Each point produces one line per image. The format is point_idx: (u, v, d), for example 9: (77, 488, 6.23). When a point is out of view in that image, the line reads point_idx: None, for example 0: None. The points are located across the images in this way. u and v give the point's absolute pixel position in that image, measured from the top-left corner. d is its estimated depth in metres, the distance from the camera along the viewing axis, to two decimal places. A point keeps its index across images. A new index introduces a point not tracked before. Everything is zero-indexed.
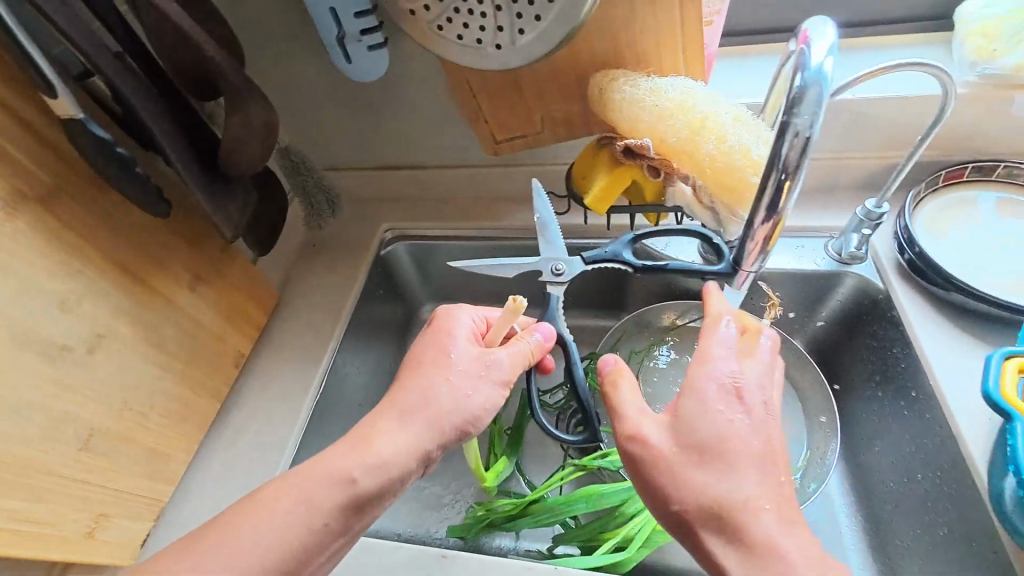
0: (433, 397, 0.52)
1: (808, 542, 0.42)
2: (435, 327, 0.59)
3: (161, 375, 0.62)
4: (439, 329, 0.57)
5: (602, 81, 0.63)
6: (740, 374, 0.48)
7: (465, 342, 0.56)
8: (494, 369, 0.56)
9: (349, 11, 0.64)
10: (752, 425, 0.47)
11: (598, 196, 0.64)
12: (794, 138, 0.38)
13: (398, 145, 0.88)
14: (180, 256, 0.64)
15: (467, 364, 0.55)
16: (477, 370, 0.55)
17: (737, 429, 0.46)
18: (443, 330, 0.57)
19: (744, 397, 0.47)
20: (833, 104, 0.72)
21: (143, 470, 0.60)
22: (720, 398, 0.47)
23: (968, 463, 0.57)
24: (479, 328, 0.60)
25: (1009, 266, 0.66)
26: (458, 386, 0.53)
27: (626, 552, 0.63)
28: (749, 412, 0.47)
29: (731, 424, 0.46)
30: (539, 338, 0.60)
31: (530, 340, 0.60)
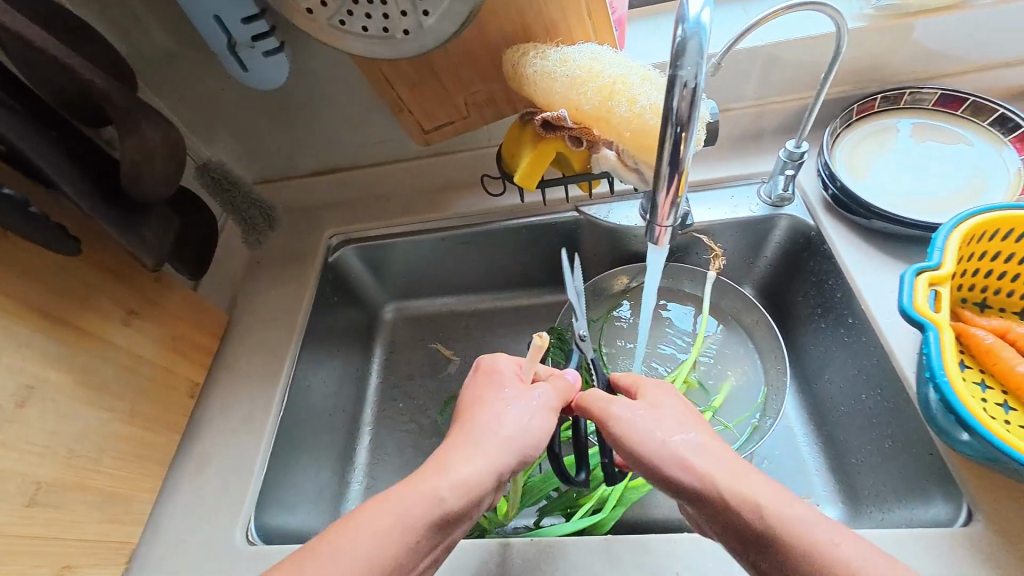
0: (480, 451, 0.43)
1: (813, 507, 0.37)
2: (480, 374, 0.51)
3: (107, 417, 0.60)
4: (482, 369, 0.51)
5: (514, 57, 0.63)
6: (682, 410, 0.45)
7: (511, 380, 0.49)
8: (535, 400, 0.47)
9: (236, 17, 0.63)
10: (702, 442, 0.42)
11: (526, 173, 0.65)
12: (682, 90, 0.39)
13: (329, 146, 0.86)
14: (108, 291, 0.62)
15: (520, 399, 0.47)
16: (532, 406, 0.47)
17: (692, 453, 0.41)
18: (490, 377, 0.50)
19: (688, 427, 0.43)
20: (746, 52, 0.73)
21: (101, 515, 0.59)
22: (668, 421, 0.44)
23: (900, 374, 0.60)
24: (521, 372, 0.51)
25: (923, 187, 0.69)
26: (512, 416, 0.46)
27: (603, 512, 0.65)
28: (692, 429, 0.43)
29: (686, 452, 0.41)
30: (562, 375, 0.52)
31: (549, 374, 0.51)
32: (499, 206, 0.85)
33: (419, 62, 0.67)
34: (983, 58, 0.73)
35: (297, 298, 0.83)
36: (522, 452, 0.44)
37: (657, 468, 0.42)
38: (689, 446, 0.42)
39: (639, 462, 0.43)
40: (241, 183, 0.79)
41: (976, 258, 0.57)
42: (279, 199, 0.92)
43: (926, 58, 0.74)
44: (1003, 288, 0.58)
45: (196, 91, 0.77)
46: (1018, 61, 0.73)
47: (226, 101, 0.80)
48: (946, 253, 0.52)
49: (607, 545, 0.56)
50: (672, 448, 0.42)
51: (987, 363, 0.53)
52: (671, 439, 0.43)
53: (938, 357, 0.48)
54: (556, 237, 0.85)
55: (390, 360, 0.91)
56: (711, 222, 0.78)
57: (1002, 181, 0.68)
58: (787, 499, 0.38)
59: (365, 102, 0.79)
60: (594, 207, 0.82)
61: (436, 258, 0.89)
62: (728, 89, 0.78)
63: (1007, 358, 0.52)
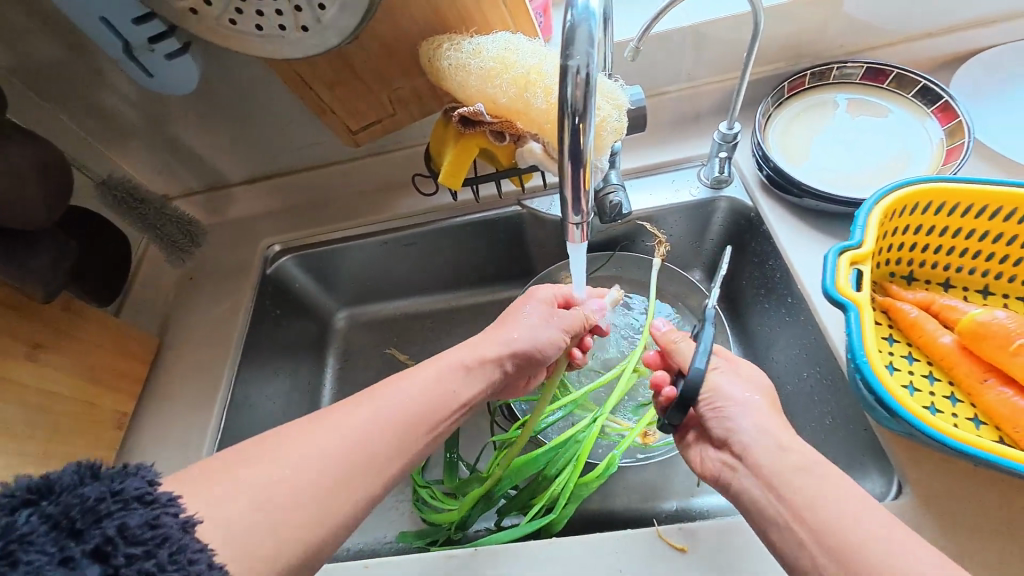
0: (490, 335, 0.56)
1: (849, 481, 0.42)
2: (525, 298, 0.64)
3: (20, 461, 0.56)
4: (519, 299, 0.63)
5: (430, 51, 0.60)
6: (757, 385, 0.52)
7: (545, 304, 0.61)
8: (558, 316, 0.61)
9: (126, 20, 0.58)
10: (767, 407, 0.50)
11: (448, 172, 0.62)
12: (575, 78, 0.36)
13: (256, 151, 0.81)
14: (8, 326, 0.57)
15: (540, 309, 0.61)
16: (547, 321, 0.60)
17: (757, 412, 0.49)
18: (528, 299, 0.62)
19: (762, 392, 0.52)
20: (675, 34, 0.72)
21: None
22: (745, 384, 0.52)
23: (834, 351, 0.61)
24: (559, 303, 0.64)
25: (852, 163, 0.70)
26: (530, 319, 0.59)
27: (554, 513, 0.63)
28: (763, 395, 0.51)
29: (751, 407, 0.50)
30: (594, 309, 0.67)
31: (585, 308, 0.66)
32: (440, 204, 0.83)
33: (332, 59, 0.63)
34: (906, 30, 0.74)
35: (234, 314, 0.79)
36: (433, 427, 0.47)
37: (736, 415, 0.49)
38: (767, 411, 0.49)
39: (712, 406, 0.52)
40: (152, 199, 0.73)
41: (900, 232, 0.57)
42: (209, 209, 0.87)
43: (852, 32, 0.74)
44: (929, 260, 0.59)
45: (99, 102, 0.72)
46: (939, 31, 0.74)
47: (135, 111, 0.74)
48: (868, 230, 0.52)
49: (548, 547, 0.54)
50: (751, 407, 0.50)
51: (913, 337, 0.54)
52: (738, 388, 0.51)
53: (858, 338, 0.48)
54: (501, 232, 0.83)
55: (343, 369, 0.88)
56: (652, 209, 0.77)
57: (926, 153, 0.68)
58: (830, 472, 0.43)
59: (287, 104, 0.75)
60: (535, 200, 0.80)
61: (381, 261, 0.86)
62: (661, 72, 0.76)
63: (930, 331, 0.53)
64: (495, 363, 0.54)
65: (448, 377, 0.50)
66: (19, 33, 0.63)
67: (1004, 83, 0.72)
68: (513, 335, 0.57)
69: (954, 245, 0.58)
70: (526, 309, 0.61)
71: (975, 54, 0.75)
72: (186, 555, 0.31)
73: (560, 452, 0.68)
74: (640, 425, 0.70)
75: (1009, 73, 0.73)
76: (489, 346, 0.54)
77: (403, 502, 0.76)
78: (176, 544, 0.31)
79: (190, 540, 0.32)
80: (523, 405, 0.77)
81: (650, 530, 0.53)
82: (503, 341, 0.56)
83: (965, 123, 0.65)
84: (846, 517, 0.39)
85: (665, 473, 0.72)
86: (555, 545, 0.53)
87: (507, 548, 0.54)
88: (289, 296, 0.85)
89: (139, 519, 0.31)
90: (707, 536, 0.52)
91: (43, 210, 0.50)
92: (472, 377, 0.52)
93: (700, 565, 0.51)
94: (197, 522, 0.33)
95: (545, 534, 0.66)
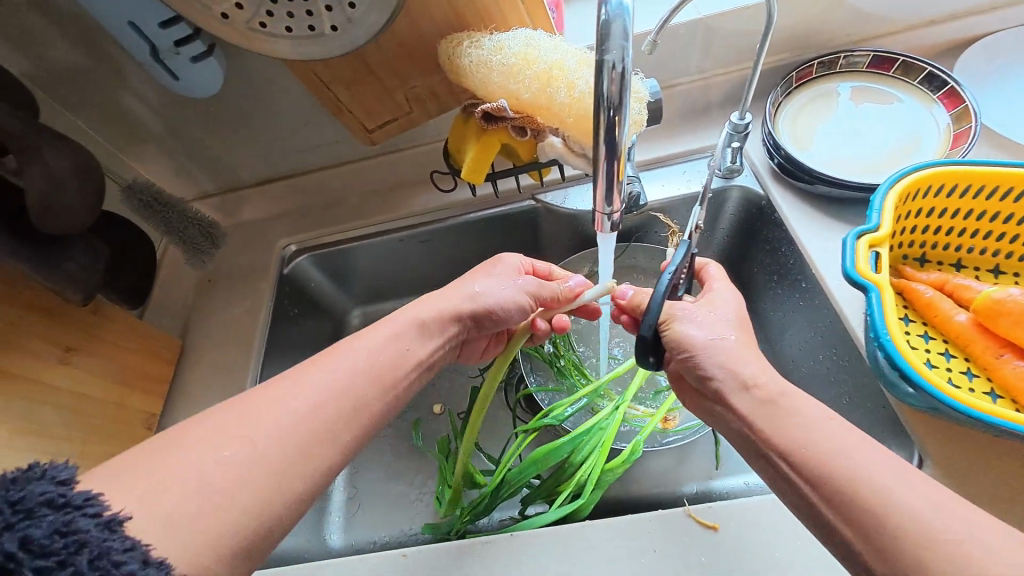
0: (444, 295, 0.56)
1: (833, 435, 0.41)
2: (491, 262, 0.64)
3: (58, 462, 0.57)
4: (487, 261, 0.64)
5: (449, 49, 0.61)
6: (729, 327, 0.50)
7: (510, 271, 0.63)
8: (524, 283, 0.61)
9: (152, 23, 0.59)
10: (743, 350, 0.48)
11: (472, 168, 0.63)
12: (611, 73, 0.38)
13: (271, 152, 0.82)
14: (43, 330, 0.58)
15: (505, 273, 0.62)
16: (511, 285, 0.60)
17: (731, 357, 0.48)
18: (496, 265, 0.63)
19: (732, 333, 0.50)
20: (686, 26, 0.73)
21: None
22: (715, 327, 0.50)
23: (850, 332, 0.62)
24: (525, 269, 0.66)
25: (860, 149, 0.71)
26: (493, 283, 0.59)
27: (582, 498, 0.64)
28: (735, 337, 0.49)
29: (725, 353, 0.48)
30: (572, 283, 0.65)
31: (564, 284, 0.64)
32: (454, 201, 0.84)
33: (351, 59, 0.63)
34: (910, 19, 0.75)
35: (254, 314, 0.80)
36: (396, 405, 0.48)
37: (707, 362, 0.48)
38: (739, 351, 0.48)
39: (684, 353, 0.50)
40: (176, 202, 0.74)
41: (913, 215, 0.58)
42: (224, 211, 0.88)
43: (858, 21, 0.75)
44: (941, 242, 0.61)
45: (117, 106, 0.72)
46: (941, 19, 0.76)
47: (153, 114, 0.75)
48: (884, 214, 0.54)
49: (582, 529, 0.55)
50: (721, 349, 0.48)
51: (928, 315, 0.56)
52: (713, 335, 0.49)
53: (880, 316, 0.50)
54: (515, 226, 0.84)
55: None
56: (665, 199, 0.78)
57: (933, 138, 0.70)
58: (820, 423, 0.42)
59: (303, 104, 0.76)
60: (549, 194, 0.81)
61: (396, 258, 0.87)
62: (672, 64, 0.78)
63: (945, 309, 0.54)
64: (450, 321, 0.55)
65: (403, 336, 0.51)
66: (38, 38, 0.63)
67: (1006, 68, 0.74)
68: (477, 292, 0.58)
69: (964, 226, 0.59)
70: (494, 270, 0.62)
71: (977, 41, 0.76)
72: (110, 554, 0.32)
73: (584, 440, 0.69)
74: (661, 411, 0.72)
75: (1010, 59, 0.75)
76: (449, 304, 0.56)
77: (427, 493, 0.77)
78: (97, 546, 0.32)
79: (115, 539, 0.32)
80: (544, 396, 0.78)
81: (681, 510, 0.54)
82: (461, 297, 0.57)
83: (971, 108, 0.67)
84: (825, 450, 0.40)
85: (685, 457, 0.74)
86: (588, 528, 0.55)
87: (542, 532, 0.55)
88: (307, 295, 0.86)
89: (45, 528, 0.31)
90: (735, 514, 0.54)
91: (80, 215, 0.51)
92: (426, 337, 0.53)
93: (729, 541, 0.52)
94: (122, 520, 0.33)
95: (571, 519, 0.67)
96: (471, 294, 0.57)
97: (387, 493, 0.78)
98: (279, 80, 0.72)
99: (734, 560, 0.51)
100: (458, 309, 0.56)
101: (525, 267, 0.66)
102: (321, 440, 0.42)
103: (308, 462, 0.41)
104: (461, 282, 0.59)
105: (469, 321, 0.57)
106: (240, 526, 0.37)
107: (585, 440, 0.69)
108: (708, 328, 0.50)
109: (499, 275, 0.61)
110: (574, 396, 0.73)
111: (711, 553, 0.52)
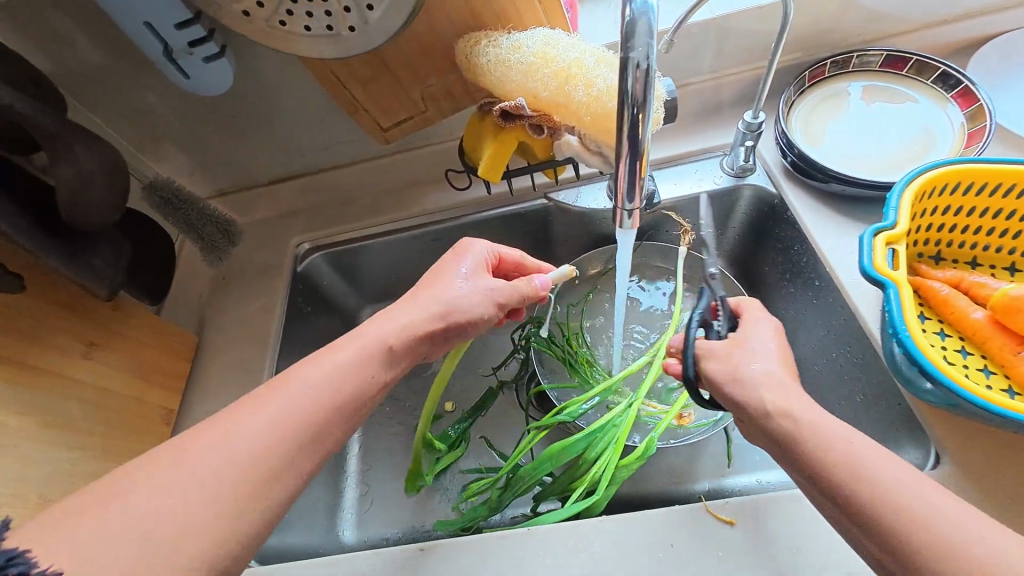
0: (413, 308, 0.53)
1: (893, 472, 0.38)
2: (456, 252, 0.59)
3: (81, 456, 0.57)
4: (449, 257, 0.59)
5: (467, 48, 0.62)
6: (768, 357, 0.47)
7: (472, 269, 0.57)
8: (488, 286, 0.56)
9: (168, 25, 0.59)
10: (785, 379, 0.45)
11: (489, 165, 0.64)
12: (636, 71, 0.39)
13: (285, 150, 0.83)
14: (66, 325, 0.59)
15: (474, 270, 0.57)
16: (477, 289, 0.56)
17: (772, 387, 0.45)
18: (462, 257, 0.58)
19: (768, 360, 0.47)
20: (700, 26, 0.73)
21: None
22: (754, 358, 0.47)
23: (865, 330, 0.63)
24: (490, 260, 0.61)
25: (874, 148, 0.72)
26: (456, 288, 0.55)
27: (597, 493, 0.65)
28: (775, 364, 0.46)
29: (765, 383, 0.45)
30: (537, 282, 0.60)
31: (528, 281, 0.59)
32: (467, 200, 0.84)
33: (369, 58, 0.64)
34: (922, 18, 0.76)
35: (269, 311, 0.81)
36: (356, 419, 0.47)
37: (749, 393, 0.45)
38: (783, 381, 0.45)
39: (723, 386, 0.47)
40: (194, 199, 0.76)
41: (929, 213, 0.59)
42: (238, 210, 0.89)
43: (871, 21, 0.76)
44: (956, 240, 0.61)
45: (137, 105, 0.73)
46: (954, 19, 0.76)
47: (171, 113, 0.76)
48: (901, 212, 0.54)
49: (600, 524, 0.55)
50: (759, 378, 0.45)
51: (945, 313, 0.56)
52: (748, 368, 0.47)
53: (898, 313, 0.51)
54: (527, 225, 0.85)
55: None
56: (677, 198, 0.79)
57: (947, 137, 0.70)
58: (877, 456, 0.39)
59: (319, 103, 0.76)
60: (561, 193, 0.82)
61: (409, 256, 0.87)
62: (685, 64, 0.78)
63: (962, 307, 0.55)
64: (422, 342, 0.53)
65: (368, 363, 0.48)
66: (61, 38, 0.64)
67: (1018, 67, 0.75)
68: (448, 300, 0.54)
69: (980, 225, 0.60)
70: (461, 268, 0.57)
71: (989, 41, 0.77)
72: None
73: (598, 436, 0.69)
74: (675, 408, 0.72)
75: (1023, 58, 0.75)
76: (422, 325, 0.52)
77: (439, 490, 0.78)
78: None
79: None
80: (556, 393, 0.78)
81: (697, 505, 0.55)
82: (430, 312, 0.53)
83: (985, 107, 0.67)
84: (890, 491, 0.38)
85: (697, 454, 0.74)
86: (606, 523, 0.55)
87: (559, 528, 0.56)
88: (319, 293, 0.86)
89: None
90: (751, 509, 0.54)
91: (106, 211, 0.53)
92: (394, 364, 0.50)
93: (745, 536, 0.53)
94: (22, 553, 0.32)
95: (586, 515, 0.67)
96: (440, 307, 0.54)
97: (400, 490, 0.79)
98: (295, 79, 0.73)
99: (751, 555, 0.52)
100: (428, 323, 0.53)
101: (491, 257, 0.61)
102: None
103: None
104: (432, 289, 0.55)
105: (441, 337, 0.55)
106: None
107: (599, 437, 0.69)
108: (743, 361, 0.47)
109: (467, 274, 0.57)
110: (588, 392, 0.73)
111: (728, 548, 0.52)
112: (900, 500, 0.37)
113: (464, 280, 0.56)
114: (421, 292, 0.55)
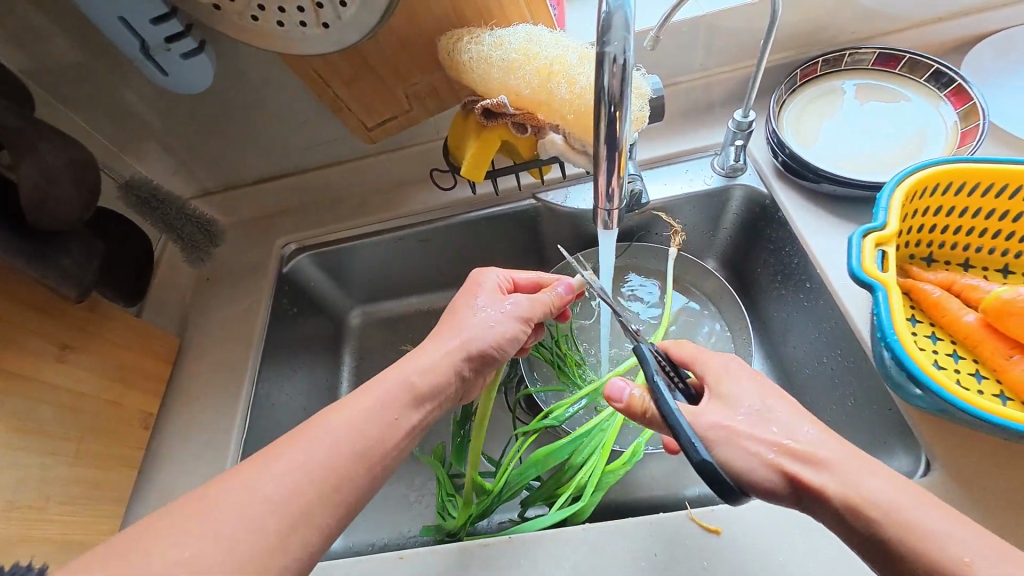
0: (441, 347, 0.52)
1: (920, 513, 0.36)
2: (468, 286, 0.60)
3: (54, 461, 0.56)
4: (466, 291, 0.59)
5: (448, 46, 0.60)
6: (763, 411, 0.43)
7: (488, 297, 0.58)
8: (512, 306, 0.57)
9: (143, 19, 0.58)
10: (784, 429, 0.42)
11: (472, 165, 0.63)
12: (612, 67, 0.37)
13: (269, 150, 0.82)
14: (38, 328, 0.58)
15: (492, 300, 0.57)
16: (499, 311, 0.56)
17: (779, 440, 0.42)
18: (476, 291, 0.59)
19: (763, 411, 0.43)
20: (688, 23, 0.72)
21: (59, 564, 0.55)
22: (752, 422, 0.43)
23: (857, 334, 0.61)
24: (506, 287, 0.61)
25: (866, 148, 0.70)
26: (480, 318, 0.55)
27: (583, 500, 0.63)
28: (771, 414, 0.43)
29: (770, 438, 0.42)
30: (561, 290, 0.60)
31: (552, 291, 0.60)
32: (454, 200, 0.83)
33: (350, 55, 0.63)
34: (915, 15, 0.74)
35: (253, 313, 0.79)
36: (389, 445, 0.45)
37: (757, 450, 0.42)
38: (788, 428, 0.42)
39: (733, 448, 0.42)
40: (173, 199, 0.74)
41: (920, 214, 0.57)
42: (223, 210, 0.87)
43: (862, 18, 0.74)
44: (948, 241, 0.60)
45: (117, 103, 0.72)
46: (948, 16, 0.75)
47: (152, 111, 0.74)
48: (891, 212, 0.53)
49: (584, 532, 0.54)
50: (758, 433, 0.42)
51: (936, 316, 0.55)
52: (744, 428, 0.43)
53: (888, 317, 0.49)
54: (515, 226, 0.83)
55: (360, 365, 0.88)
56: (667, 198, 0.77)
57: (940, 136, 0.69)
58: (905, 492, 0.37)
59: (303, 101, 0.75)
60: (550, 193, 0.81)
61: (395, 257, 0.86)
62: (674, 62, 0.77)
63: (953, 310, 0.53)
64: (447, 377, 0.51)
65: (393, 405, 0.46)
66: (37, 35, 0.63)
67: (1013, 65, 0.73)
68: (470, 333, 0.54)
69: (973, 225, 0.58)
70: (478, 300, 0.57)
71: (983, 38, 0.75)
72: None
73: (585, 441, 0.68)
74: None
75: (1018, 56, 0.74)
76: (449, 362, 0.51)
77: (426, 496, 0.76)
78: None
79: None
80: (543, 396, 0.77)
81: (683, 513, 0.53)
82: (451, 346, 0.52)
83: (979, 105, 0.66)
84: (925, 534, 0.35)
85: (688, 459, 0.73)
86: (589, 532, 0.54)
87: (542, 537, 0.54)
88: (305, 295, 0.85)
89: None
90: (740, 517, 0.53)
91: (76, 209, 0.52)
92: (421, 403, 0.48)
93: (732, 545, 0.51)
94: None
95: (572, 522, 0.66)
96: (462, 340, 0.53)
97: (385, 495, 0.77)
98: (277, 78, 0.72)
99: (739, 565, 0.50)
100: (453, 356, 0.52)
101: (505, 283, 0.61)
102: (318, 441, 0.42)
103: (302, 463, 0.40)
104: (453, 324, 0.55)
105: (468, 371, 0.53)
106: (233, 528, 0.36)
107: (586, 441, 0.68)
108: (735, 421, 0.43)
109: (484, 306, 0.56)
110: (575, 395, 0.71)
111: (714, 558, 0.51)
112: (915, 536, 0.35)
113: (484, 312, 0.56)
114: (441, 330, 0.55)
